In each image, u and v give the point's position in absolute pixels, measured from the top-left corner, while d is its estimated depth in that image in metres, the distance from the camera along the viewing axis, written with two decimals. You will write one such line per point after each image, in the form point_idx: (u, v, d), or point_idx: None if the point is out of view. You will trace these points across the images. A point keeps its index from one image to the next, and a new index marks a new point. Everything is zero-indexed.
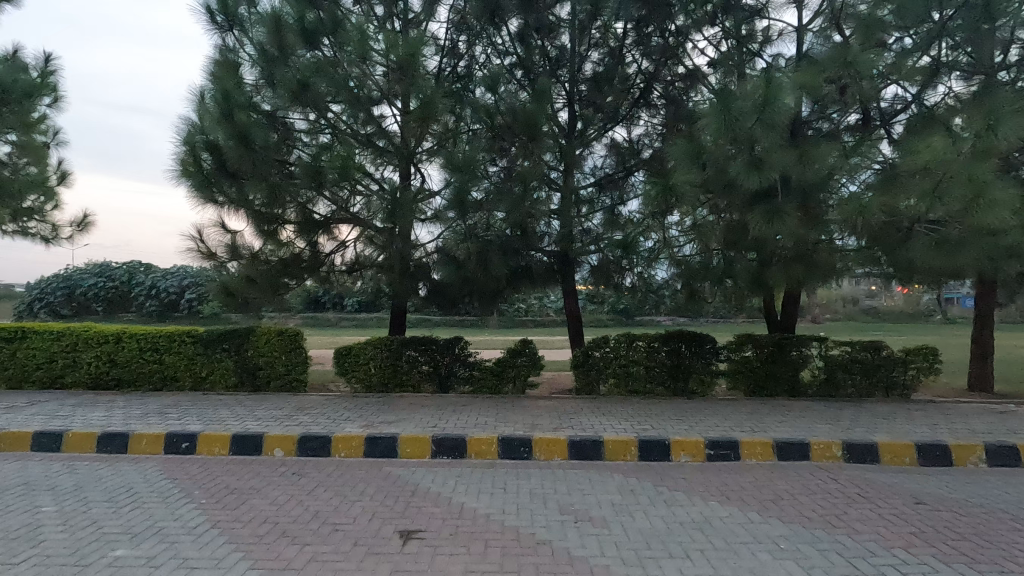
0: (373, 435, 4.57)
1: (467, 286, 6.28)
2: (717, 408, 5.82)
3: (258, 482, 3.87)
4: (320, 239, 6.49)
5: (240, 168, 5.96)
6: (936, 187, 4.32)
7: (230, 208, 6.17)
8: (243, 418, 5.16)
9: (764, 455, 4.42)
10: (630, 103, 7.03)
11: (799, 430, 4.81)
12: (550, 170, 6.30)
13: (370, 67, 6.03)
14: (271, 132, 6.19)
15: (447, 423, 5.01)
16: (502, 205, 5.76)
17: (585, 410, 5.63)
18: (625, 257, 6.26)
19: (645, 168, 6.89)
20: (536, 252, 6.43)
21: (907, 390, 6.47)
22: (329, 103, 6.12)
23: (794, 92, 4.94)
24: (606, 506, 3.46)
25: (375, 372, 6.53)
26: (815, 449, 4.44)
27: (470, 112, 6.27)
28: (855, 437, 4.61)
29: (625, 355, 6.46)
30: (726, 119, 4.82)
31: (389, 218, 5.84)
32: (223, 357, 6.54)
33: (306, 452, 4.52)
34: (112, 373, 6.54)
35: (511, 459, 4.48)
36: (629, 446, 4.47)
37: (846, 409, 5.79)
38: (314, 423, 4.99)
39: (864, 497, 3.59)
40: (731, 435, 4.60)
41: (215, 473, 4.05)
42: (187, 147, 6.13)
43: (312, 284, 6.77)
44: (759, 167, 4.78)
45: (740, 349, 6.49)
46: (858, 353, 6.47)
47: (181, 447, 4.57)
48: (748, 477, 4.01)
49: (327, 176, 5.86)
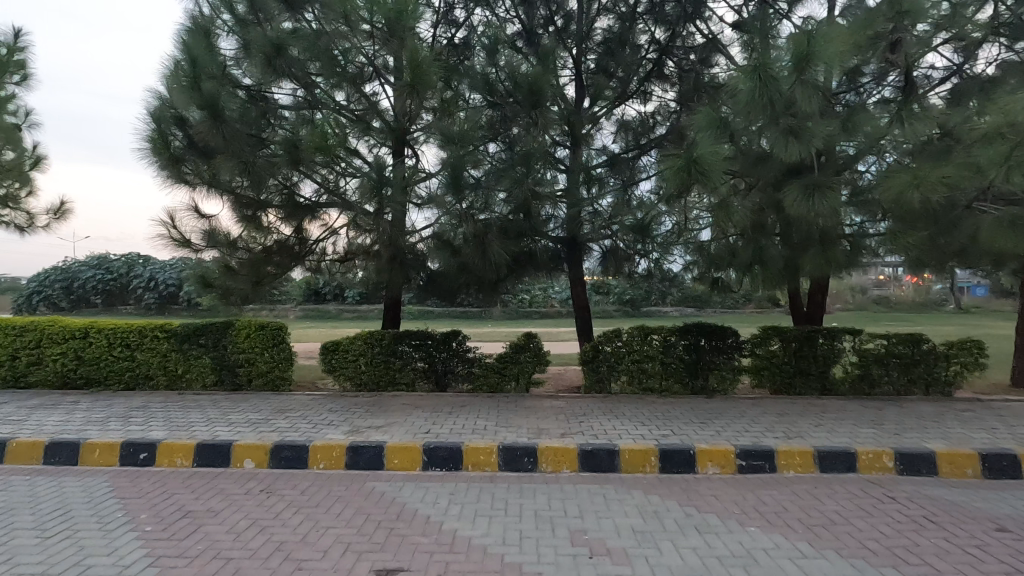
0: (356, 443, 4.02)
1: (465, 275, 5.70)
2: (743, 408, 5.24)
3: (220, 502, 3.33)
4: (308, 225, 5.89)
5: (211, 144, 5.29)
6: (1011, 154, 3.72)
7: (204, 189, 5.59)
8: (214, 423, 4.62)
9: (806, 467, 3.86)
10: (642, 77, 6.43)
11: (841, 436, 4.23)
12: (555, 148, 5.64)
13: (359, 37, 5.38)
14: (248, 108, 5.62)
15: (440, 428, 4.45)
16: (501, 184, 5.15)
17: (594, 412, 5.08)
18: (639, 241, 5.65)
19: (658, 147, 6.36)
20: (541, 238, 5.76)
21: (949, 387, 5.88)
22: (311, 73, 5.65)
23: (846, 47, 4.24)
24: (626, 534, 2.90)
25: (365, 370, 5.98)
26: (863, 460, 3.86)
27: (467, 84, 5.68)
28: (906, 444, 4.03)
29: (639, 349, 5.89)
30: (765, 84, 4.14)
31: (377, 203, 5.21)
32: (200, 355, 5.99)
33: (279, 464, 3.98)
34: (79, 371, 6.01)
35: (513, 471, 3.93)
36: (648, 456, 3.91)
37: (887, 409, 5.20)
38: (292, 429, 4.43)
39: (932, 522, 3.02)
40: (764, 443, 4.03)
41: (170, 491, 3.50)
42: (152, 123, 5.47)
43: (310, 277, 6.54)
44: (799, 136, 4.17)
45: (765, 343, 5.91)
46: (895, 347, 5.88)
47: (139, 458, 4.01)
48: (790, 495, 3.44)
49: (309, 156, 5.18)
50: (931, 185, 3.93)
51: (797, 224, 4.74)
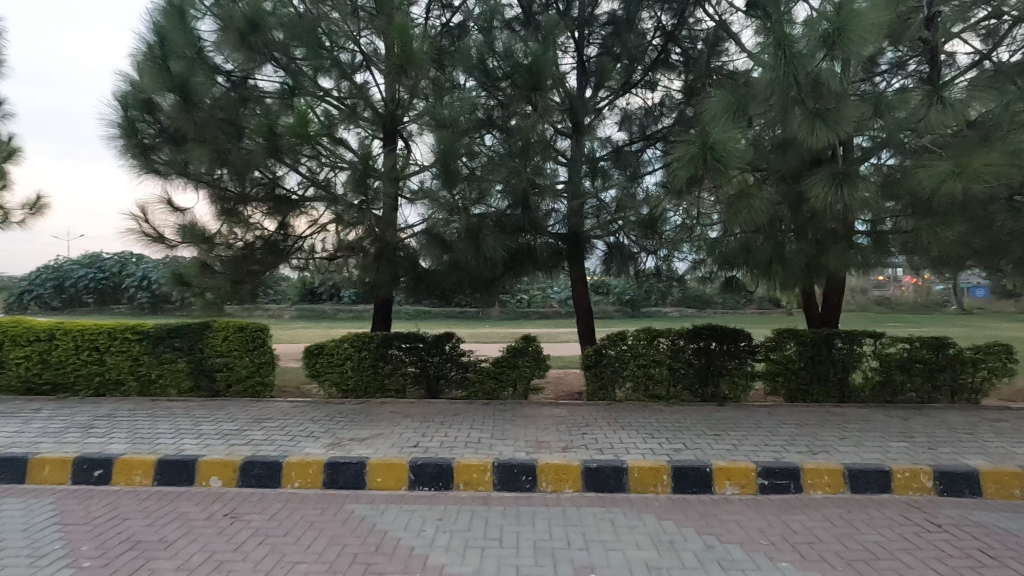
0: (336, 460, 3.62)
1: (457, 272, 5.29)
2: (758, 418, 4.86)
3: (176, 529, 2.93)
4: (294, 220, 5.46)
5: (184, 132, 4.90)
6: None
7: (176, 180, 5.15)
8: (182, 435, 4.22)
9: (834, 487, 3.47)
10: (647, 65, 6.06)
11: (872, 451, 3.84)
12: (557, 137, 5.30)
13: (355, 29, 5.12)
14: (228, 94, 5.15)
15: (430, 441, 4.06)
16: (498, 175, 4.72)
17: (598, 422, 4.68)
18: (645, 238, 5.28)
19: (664, 140, 5.98)
20: (541, 233, 5.34)
21: (976, 394, 5.49)
22: (292, 52, 5.20)
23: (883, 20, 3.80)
24: (640, 572, 2.50)
25: (351, 375, 5.58)
26: (898, 480, 3.47)
27: (460, 69, 5.24)
28: (944, 461, 3.64)
29: (645, 354, 5.49)
30: (789, 62, 3.76)
31: (365, 197, 4.75)
32: (175, 358, 5.60)
33: (249, 482, 3.58)
34: (44, 376, 5.61)
35: (509, 491, 3.53)
36: (659, 474, 3.51)
37: (914, 419, 4.81)
38: (266, 442, 4.03)
39: (991, 558, 2.62)
40: (788, 459, 3.64)
41: (121, 516, 3.10)
42: (119, 109, 5.04)
43: (309, 276, 6.26)
44: (827, 119, 3.82)
45: (780, 347, 5.53)
46: (917, 351, 5.50)
47: (93, 476, 3.62)
48: (821, 521, 3.05)
49: (287, 143, 4.70)
50: (973, 174, 3.54)
51: (819, 218, 4.34)
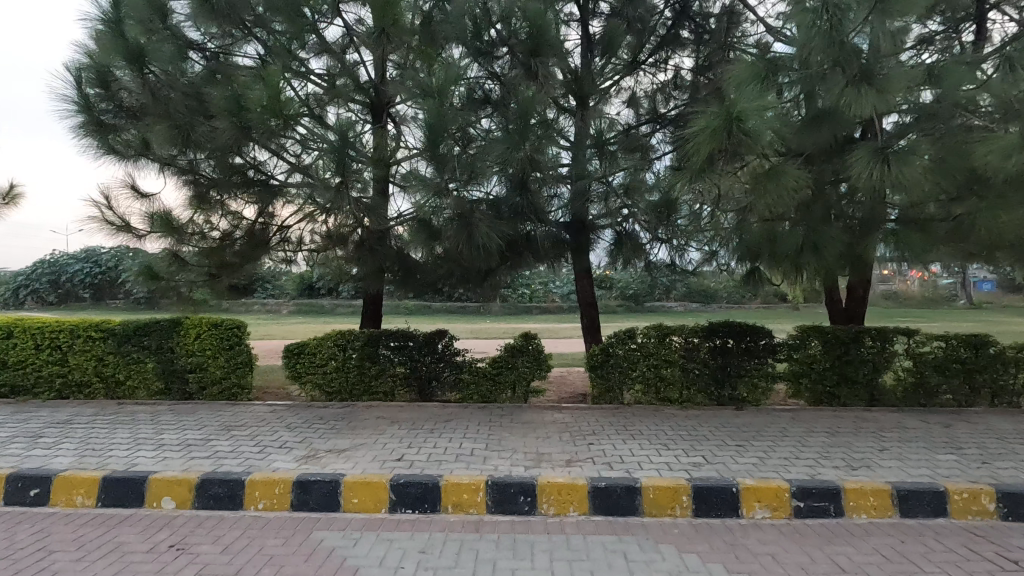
0: (306, 478, 3.16)
1: (449, 263, 4.81)
2: (782, 424, 4.39)
3: (108, 565, 2.48)
4: (275, 207, 4.88)
5: (147, 109, 4.44)
6: None
7: (141, 163, 4.66)
8: (140, 446, 3.77)
9: (881, 510, 3.00)
10: (657, 43, 5.55)
11: (921, 466, 3.37)
12: (561, 115, 4.80)
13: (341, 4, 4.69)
14: (198, 71, 4.70)
15: (416, 454, 3.59)
16: (494, 155, 4.14)
17: (605, 430, 4.22)
18: (656, 226, 4.85)
19: (675, 122, 5.49)
20: (542, 222, 4.86)
21: (1019, 398, 5.00)
22: (268, 23, 4.68)
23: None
24: None
25: (335, 376, 5.12)
26: (955, 502, 3.00)
27: (453, 39, 4.58)
28: (1005, 479, 3.16)
29: (656, 353, 5.02)
30: (833, 19, 3.25)
31: (342, 177, 4.18)
32: (143, 358, 5.15)
33: (206, 503, 3.12)
34: (2, 377, 5.17)
35: (505, 514, 3.07)
36: (677, 494, 3.05)
37: (956, 426, 4.34)
38: (232, 455, 3.57)
39: None
40: (825, 477, 3.17)
41: (49, 547, 2.65)
42: (75, 85, 4.55)
43: (302, 270, 5.82)
44: (872, 85, 3.30)
45: (803, 346, 5.06)
46: (954, 350, 5.02)
47: (30, 496, 3.17)
48: (872, 554, 2.58)
49: (253, 119, 4.05)
50: None
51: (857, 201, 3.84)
